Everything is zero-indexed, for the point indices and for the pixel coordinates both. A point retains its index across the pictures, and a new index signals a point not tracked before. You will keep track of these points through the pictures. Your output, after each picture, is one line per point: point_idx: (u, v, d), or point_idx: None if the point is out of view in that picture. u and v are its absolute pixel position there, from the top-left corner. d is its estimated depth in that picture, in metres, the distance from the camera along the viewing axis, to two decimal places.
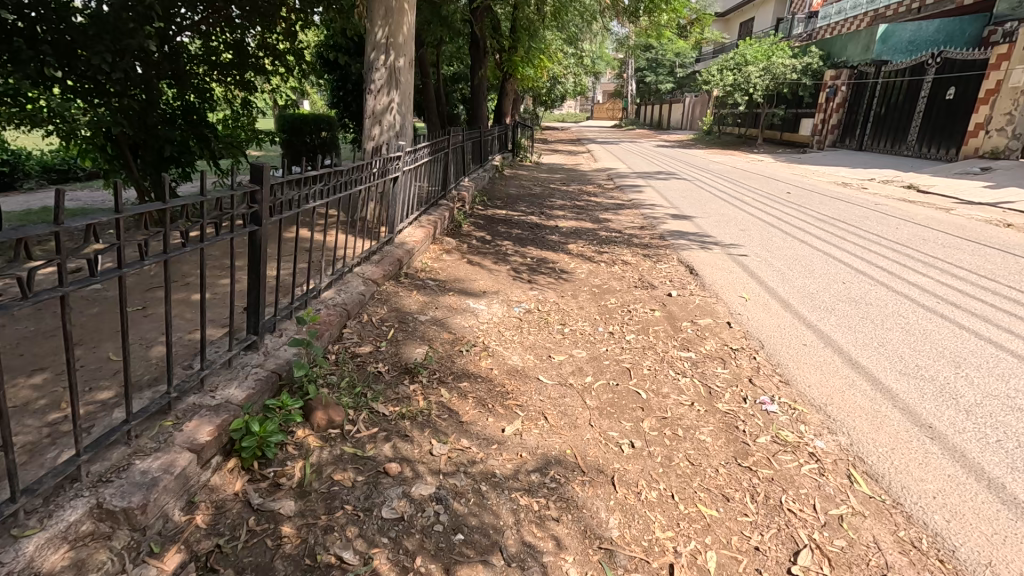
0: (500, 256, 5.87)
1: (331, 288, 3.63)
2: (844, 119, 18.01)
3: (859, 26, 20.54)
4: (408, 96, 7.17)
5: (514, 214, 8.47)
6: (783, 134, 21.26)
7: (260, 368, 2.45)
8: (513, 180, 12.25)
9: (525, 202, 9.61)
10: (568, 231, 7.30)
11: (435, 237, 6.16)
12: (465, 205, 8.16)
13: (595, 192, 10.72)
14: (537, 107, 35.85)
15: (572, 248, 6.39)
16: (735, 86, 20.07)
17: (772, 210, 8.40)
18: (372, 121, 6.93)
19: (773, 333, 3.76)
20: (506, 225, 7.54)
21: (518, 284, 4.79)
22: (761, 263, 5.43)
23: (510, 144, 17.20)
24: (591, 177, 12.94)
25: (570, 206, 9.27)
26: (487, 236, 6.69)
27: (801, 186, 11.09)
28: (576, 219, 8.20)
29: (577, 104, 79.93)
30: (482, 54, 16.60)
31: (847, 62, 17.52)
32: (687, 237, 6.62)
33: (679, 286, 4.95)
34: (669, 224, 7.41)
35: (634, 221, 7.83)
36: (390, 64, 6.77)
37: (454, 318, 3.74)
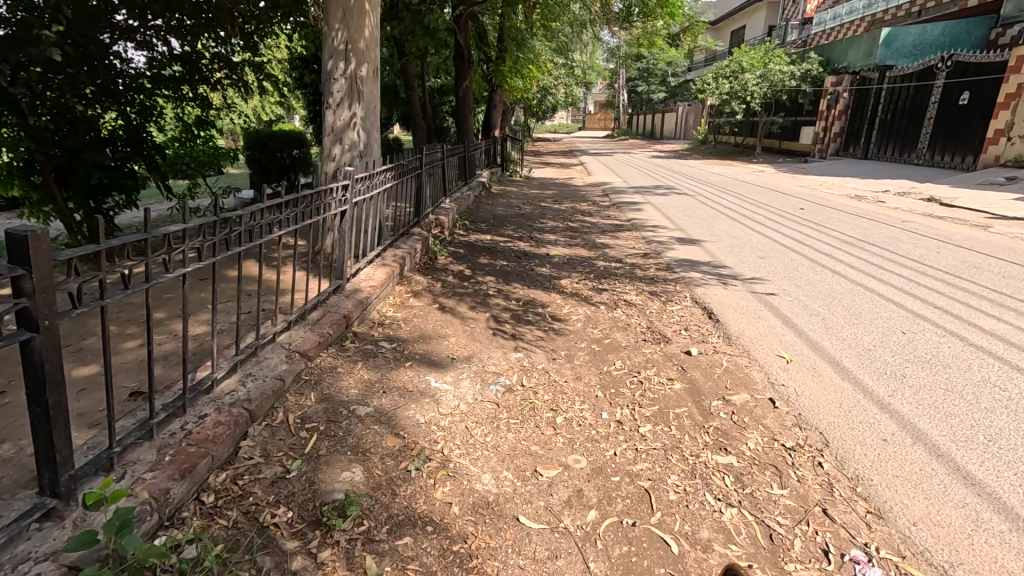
0: (479, 297, 4.94)
1: (234, 375, 2.64)
2: (846, 126, 17.28)
3: (857, 32, 19.97)
4: (375, 109, 6.25)
5: (499, 239, 7.55)
6: (782, 143, 20.55)
7: (46, 566, 1.48)
8: (501, 198, 11.36)
9: (513, 224, 8.70)
10: (561, 261, 6.38)
11: (403, 275, 5.19)
12: (444, 231, 7.20)
13: (589, 211, 9.83)
14: (528, 118, 35.32)
15: (566, 282, 5.48)
16: (732, 94, 19.37)
17: (789, 230, 7.48)
18: (332, 137, 5.98)
19: (835, 417, 2.81)
20: (489, 254, 6.62)
21: (498, 340, 3.86)
22: (794, 305, 4.48)
23: (499, 158, 16.34)
24: (585, 193, 12.08)
25: (562, 229, 8.37)
26: (466, 271, 5.75)
27: (813, 200, 10.19)
28: (570, 244, 7.29)
29: (571, 114, 79.68)
30: (468, 65, 15.81)
31: (849, 68, 16.71)
32: (698, 269, 5.69)
33: (698, 339, 3.99)
34: (676, 251, 6.51)
35: (636, 246, 6.92)
36: (351, 74, 5.86)
37: (407, 406, 2.78)
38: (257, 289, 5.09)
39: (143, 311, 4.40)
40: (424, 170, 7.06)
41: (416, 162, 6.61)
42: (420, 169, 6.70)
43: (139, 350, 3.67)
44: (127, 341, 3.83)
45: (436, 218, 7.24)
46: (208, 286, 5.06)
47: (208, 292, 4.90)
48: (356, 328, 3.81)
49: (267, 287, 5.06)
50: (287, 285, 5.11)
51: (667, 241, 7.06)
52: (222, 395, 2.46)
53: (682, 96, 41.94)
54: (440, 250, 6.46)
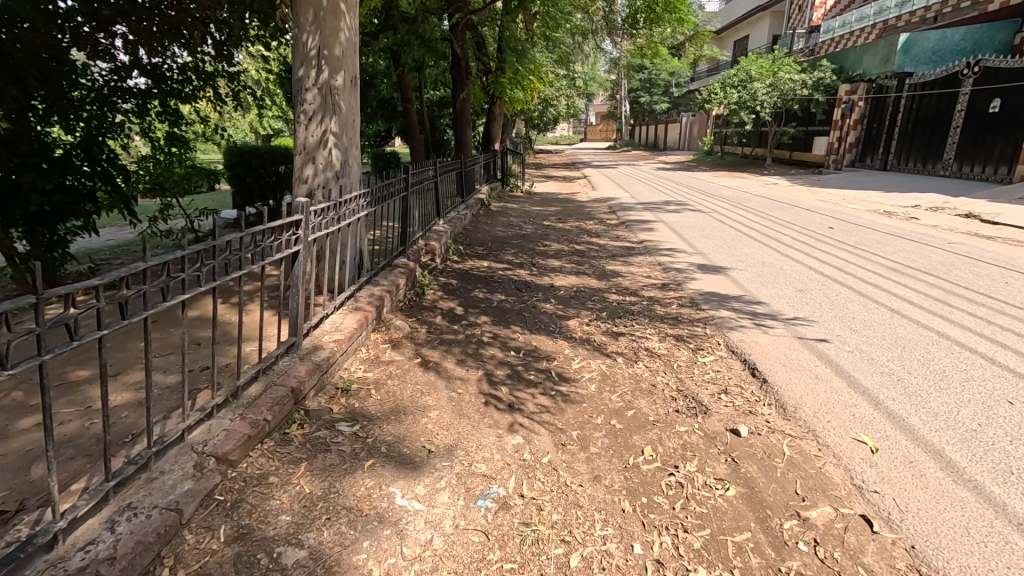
0: (471, 346, 4.12)
1: (101, 510, 1.81)
2: (862, 136, 16.53)
3: (868, 39, 19.30)
4: (355, 123, 5.51)
5: (498, 267, 6.73)
6: (793, 154, 19.79)
7: None
8: (500, 216, 10.59)
9: (513, 247, 7.90)
10: (567, 294, 5.56)
11: (382, 318, 4.38)
12: (434, 259, 6.40)
13: (596, 231, 9.05)
14: (530, 131, 34.85)
15: (574, 324, 4.66)
16: (740, 104, 18.70)
17: (823, 253, 6.65)
18: (304, 156, 5.23)
19: (972, 557, 1.99)
20: (486, 286, 5.80)
21: (492, 415, 3.03)
22: (857, 359, 3.64)
23: (499, 172, 15.63)
24: (590, 210, 11.31)
25: (568, 253, 7.57)
26: (457, 310, 4.93)
27: (839, 217, 9.35)
28: (576, 272, 6.48)
29: (572, 126, 79.42)
30: (464, 75, 15.10)
31: (864, 75, 16.00)
32: (729, 305, 4.85)
33: (743, 410, 3.15)
34: (699, 282, 5.69)
35: (652, 276, 6.11)
36: (324, 83, 5.11)
37: (357, 545, 1.96)
38: (209, 338, 4.29)
39: (61, 372, 3.62)
40: (412, 189, 6.28)
41: (401, 182, 5.84)
42: (406, 191, 5.94)
43: (33, 433, 2.88)
44: (23, 418, 3.02)
45: (426, 245, 6.45)
46: (150, 336, 4.27)
47: (149, 344, 4.11)
48: (310, 404, 2.98)
49: (221, 335, 4.25)
50: (245, 332, 4.31)
51: (687, 269, 6.23)
52: (70, 552, 1.64)
53: (684, 107, 41.54)
54: (430, 283, 5.64)
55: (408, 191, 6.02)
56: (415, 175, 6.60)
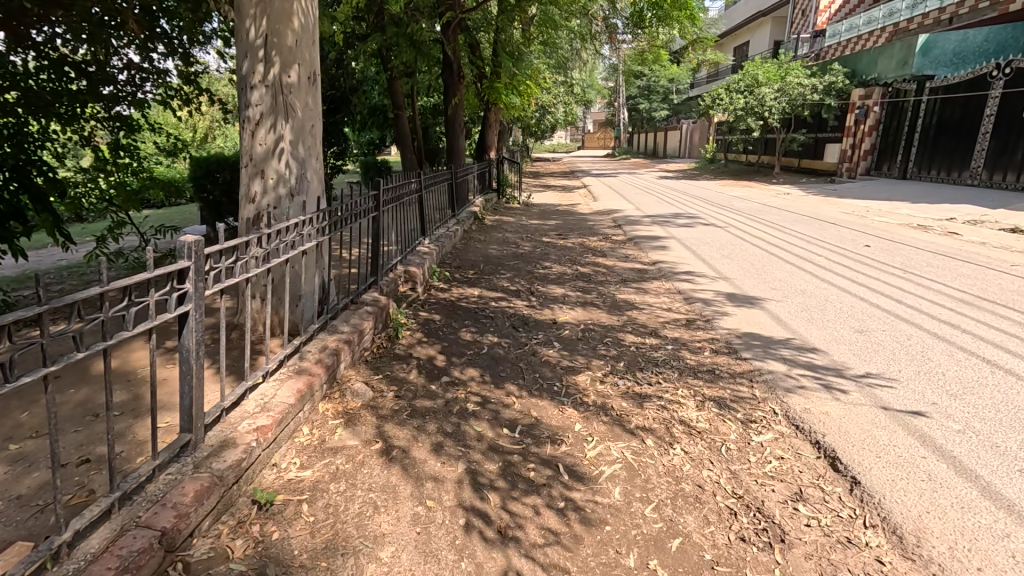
0: (452, 418, 3.13)
1: None
2: (878, 143, 15.73)
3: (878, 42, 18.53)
4: (317, 129, 4.53)
5: (490, 296, 5.77)
6: (801, 162, 18.95)
7: None
8: (495, 232, 9.66)
9: (509, 269, 6.94)
10: (574, 334, 4.58)
11: (337, 379, 3.39)
12: (414, 289, 5.42)
13: (602, 249, 8.10)
14: (527, 138, 34.09)
15: (583, 380, 3.67)
16: (747, 110, 17.88)
17: (870, 279, 5.70)
18: (252, 168, 4.28)
19: None
20: (476, 324, 4.81)
21: (474, 556, 2.08)
22: (977, 446, 2.67)
23: (494, 183, 14.67)
24: (594, 224, 10.39)
25: (572, 276, 6.61)
26: (438, 361, 3.96)
27: (870, 233, 8.42)
28: (583, 304, 5.51)
29: (569, 133, 78.86)
30: (456, 77, 13.82)
31: (879, 79, 15.15)
32: (777, 354, 3.88)
33: (838, 537, 2.19)
34: (734, 318, 4.70)
35: (673, 308, 5.16)
36: (274, 79, 4.15)
37: None
38: (114, 405, 3.30)
39: None
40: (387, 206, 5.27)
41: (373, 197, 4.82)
42: (378, 209, 4.92)
43: None
44: None
45: (407, 271, 5.47)
46: (36, 403, 3.29)
47: (31, 416, 3.15)
48: (196, 548, 2.00)
49: (126, 402, 3.26)
50: (161, 398, 3.33)
51: (715, 300, 5.26)
52: None
53: (684, 114, 40.93)
54: (408, 323, 4.67)
55: (381, 208, 4.99)
56: (392, 190, 5.60)
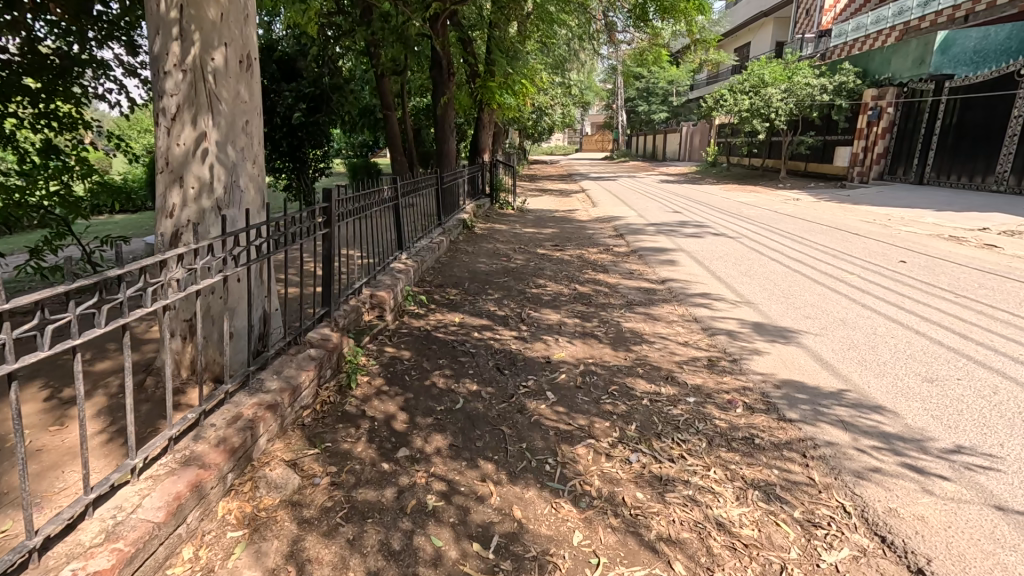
0: (401, 524, 2.27)
1: None
2: (892, 145, 14.95)
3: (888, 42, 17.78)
4: (254, 126, 3.64)
5: (472, 325, 4.89)
6: (808, 166, 18.15)
7: None
8: (485, 242, 8.83)
9: (497, 288, 6.06)
10: (572, 380, 3.71)
11: (252, 461, 2.52)
12: (382, 317, 4.58)
13: (603, 264, 7.27)
14: (524, 140, 33.32)
15: (583, 453, 2.81)
16: (753, 111, 17.06)
17: (918, 304, 4.86)
18: (169, 175, 3.41)
19: None
20: (451, 365, 3.94)
21: None
22: None
23: (487, 187, 13.83)
24: (593, 233, 9.57)
25: (570, 298, 5.73)
26: (396, 423, 3.09)
27: (900, 245, 7.60)
28: (582, 335, 4.63)
29: (567, 135, 78.20)
30: (447, 75, 12.72)
31: (893, 79, 14.40)
32: (831, 415, 3.00)
33: None
34: (767, 359, 3.85)
35: (690, 345, 4.29)
36: (195, 60, 3.26)
37: None
38: None
39: None
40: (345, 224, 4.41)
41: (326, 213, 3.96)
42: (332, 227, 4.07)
43: None
44: None
45: (373, 296, 4.60)
46: None
47: None
48: None
49: None
50: (14, 485, 2.47)
51: (739, 334, 4.40)
52: None
53: (684, 117, 40.24)
54: (368, 366, 3.80)
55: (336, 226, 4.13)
56: (354, 200, 4.73)
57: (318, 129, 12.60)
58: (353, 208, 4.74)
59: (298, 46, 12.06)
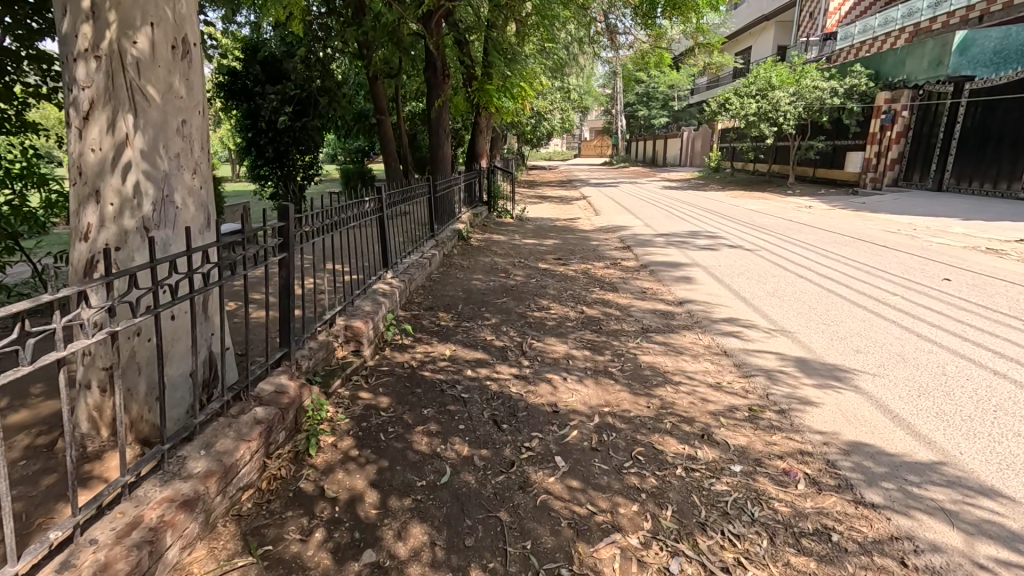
0: None
1: None
2: (907, 150, 14.38)
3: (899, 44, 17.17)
4: (194, 127, 2.96)
5: (465, 359, 4.18)
6: (817, 171, 17.54)
7: None
8: (482, 254, 8.16)
9: (494, 312, 5.36)
10: (586, 439, 3.02)
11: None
12: (359, 354, 3.90)
13: (611, 280, 6.60)
14: (522, 145, 32.80)
15: (608, 559, 2.12)
16: (760, 115, 16.48)
17: (983, 335, 4.17)
18: (84, 188, 2.72)
19: None
20: (438, 416, 3.25)
21: None
22: None
23: (484, 195, 13.16)
24: (598, 244, 8.91)
25: (578, 323, 5.04)
26: (363, 508, 2.40)
27: (936, 259, 6.92)
28: (593, 373, 3.94)
29: (565, 141, 77.83)
30: (441, 78, 11.92)
31: (907, 82, 13.75)
32: (925, 501, 2.32)
33: None
34: (823, 412, 3.17)
35: (724, 387, 3.60)
36: (114, 44, 2.59)
37: None
38: None
39: None
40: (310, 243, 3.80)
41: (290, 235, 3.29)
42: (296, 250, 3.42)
43: None
44: None
45: (349, 329, 3.90)
46: None
47: None
48: None
49: None
50: None
51: (780, 375, 3.72)
52: None
53: (685, 121, 39.71)
54: (338, 421, 3.11)
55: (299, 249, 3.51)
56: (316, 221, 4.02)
57: (306, 134, 11.92)
58: (321, 224, 4.17)
59: (284, 47, 11.39)
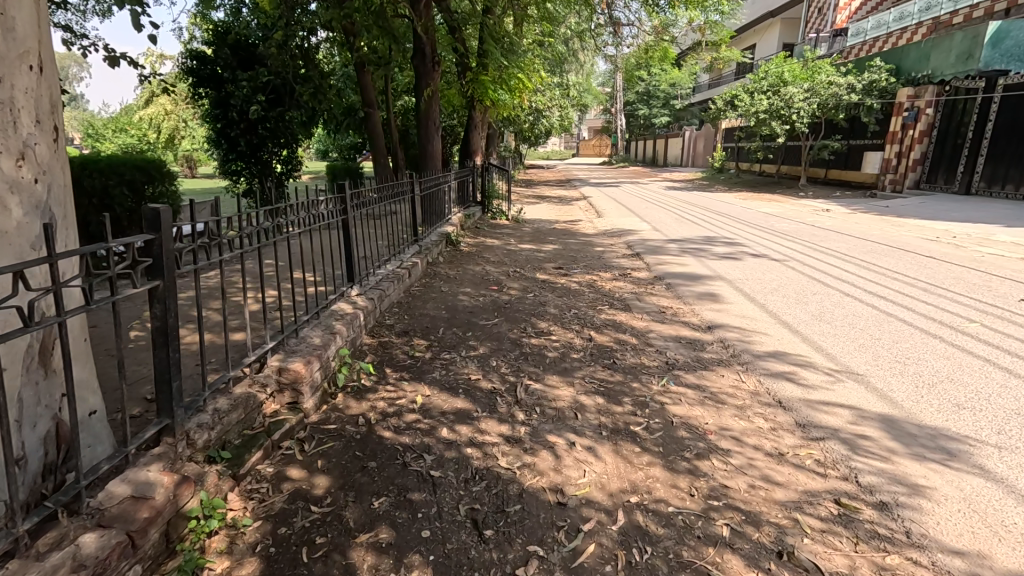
0: None
1: None
2: (931, 150, 13.48)
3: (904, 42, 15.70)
4: (13, 87, 1.86)
5: (439, 410, 3.19)
6: (829, 172, 16.65)
7: None
8: (473, 262, 7.17)
9: (482, 338, 4.38)
10: (607, 561, 2.03)
11: None
12: (297, 409, 2.93)
13: (622, 296, 5.62)
14: (520, 143, 31.94)
15: None
16: (771, 112, 15.57)
17: None
18: None
19: None
20: (394, 514, 2.26)
21: None
22: None
23: (477, 195, 12.20)
24: (603, 251, 7.95)
25: (585, 355, 4.06)
26: None
27: (1000, 274, 5.95)
28: (609, 434, 2.95)
29: (563, 141, 77.08)
30: (430, 66, 10.90)
31: (932, 76, 12.93)
32: None
33: None
34: (948, 513, 2.20)
35: (790, 458, 2.62)
36: None
37: None
38: None
39: None
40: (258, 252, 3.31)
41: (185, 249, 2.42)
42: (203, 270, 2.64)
43: None
44: None
45: (284, 374, 2.92)
46: None
47: None
48: None
49: None
50: None
51: (867, 441, 2.73)
52: None
53: (686, 121, 38.91)
54: (242, 527, 2.13)
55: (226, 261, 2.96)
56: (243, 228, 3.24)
57: (282, 126, 10.89)
58: (264, 226, 3.53)
59: (261, 31, 10.40)
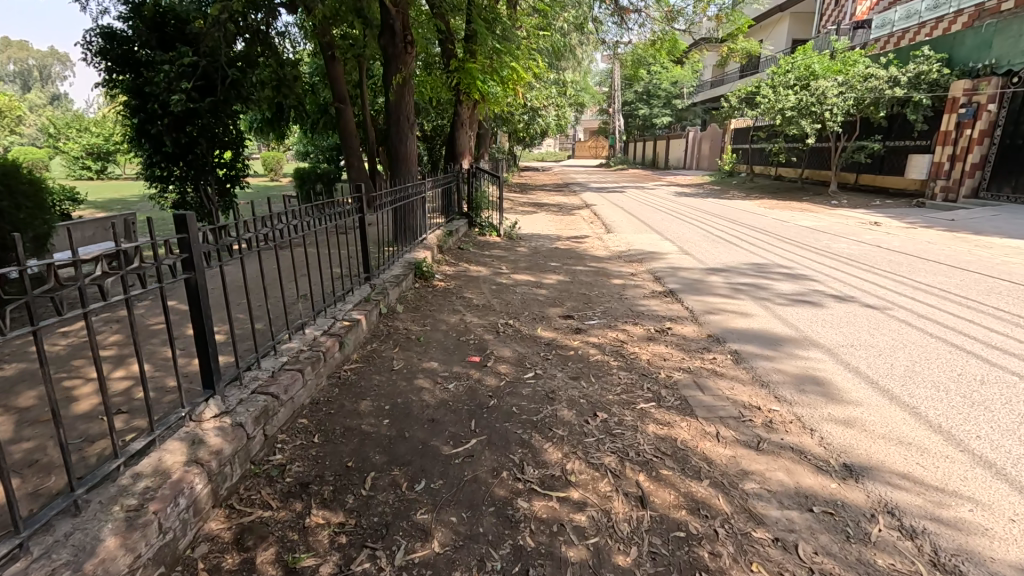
0: None
1: None
2: (992, 153, 11.68)
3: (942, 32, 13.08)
4: None
5: None
6: (862, 177, 14.81)
7: None
8: (449, 307, 5.17)
9: (443, 501, 2.37)
10: None
11: None
12: None
13: (673, 378, 3.64)
14: (516, 146, 30.10)
15: None
16: (800, 110, 13.62)
17: None
18: None
19: None
20: None
21: None
22: None
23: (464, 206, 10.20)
24: (625, 286, 5.96)
25: (639, 561, 2.05)
26: None
27: None
28: None
29: (558, 142, 75.55)
30: (402, 49, 8.86)
31: (997, 67, 11.08)
32: None
33: None
34: None
35: None
36: None
37: None
38: None
39: None
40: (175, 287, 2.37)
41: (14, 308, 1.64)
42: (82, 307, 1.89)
43: None
44: None
45: None
46: None
47: None
48: None
49: None
50: None
51: None
52: None
53: (688, 121, 37.33)
54: None
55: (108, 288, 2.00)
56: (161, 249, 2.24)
57: (221, 119, 8.83)
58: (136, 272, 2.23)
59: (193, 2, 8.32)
